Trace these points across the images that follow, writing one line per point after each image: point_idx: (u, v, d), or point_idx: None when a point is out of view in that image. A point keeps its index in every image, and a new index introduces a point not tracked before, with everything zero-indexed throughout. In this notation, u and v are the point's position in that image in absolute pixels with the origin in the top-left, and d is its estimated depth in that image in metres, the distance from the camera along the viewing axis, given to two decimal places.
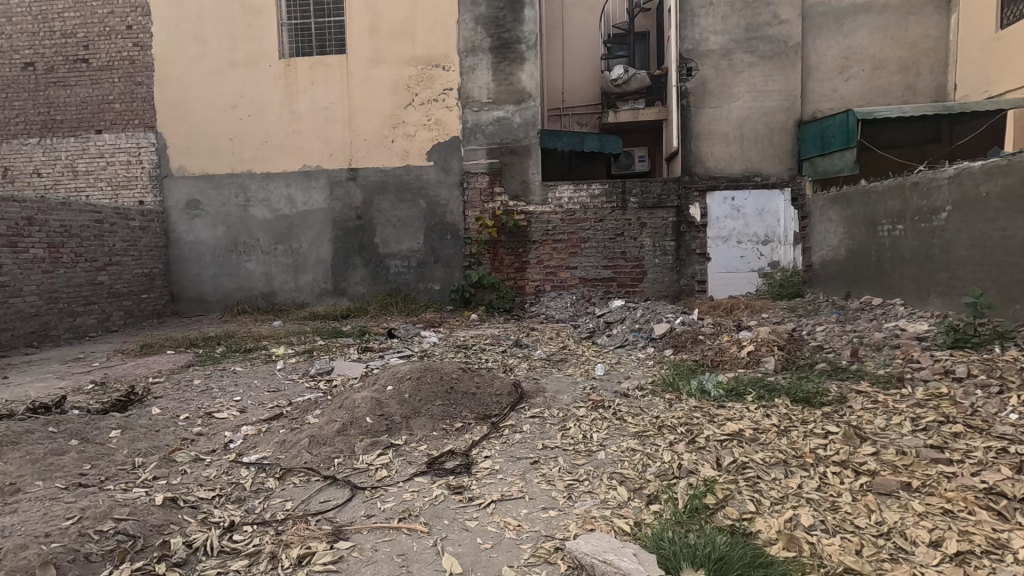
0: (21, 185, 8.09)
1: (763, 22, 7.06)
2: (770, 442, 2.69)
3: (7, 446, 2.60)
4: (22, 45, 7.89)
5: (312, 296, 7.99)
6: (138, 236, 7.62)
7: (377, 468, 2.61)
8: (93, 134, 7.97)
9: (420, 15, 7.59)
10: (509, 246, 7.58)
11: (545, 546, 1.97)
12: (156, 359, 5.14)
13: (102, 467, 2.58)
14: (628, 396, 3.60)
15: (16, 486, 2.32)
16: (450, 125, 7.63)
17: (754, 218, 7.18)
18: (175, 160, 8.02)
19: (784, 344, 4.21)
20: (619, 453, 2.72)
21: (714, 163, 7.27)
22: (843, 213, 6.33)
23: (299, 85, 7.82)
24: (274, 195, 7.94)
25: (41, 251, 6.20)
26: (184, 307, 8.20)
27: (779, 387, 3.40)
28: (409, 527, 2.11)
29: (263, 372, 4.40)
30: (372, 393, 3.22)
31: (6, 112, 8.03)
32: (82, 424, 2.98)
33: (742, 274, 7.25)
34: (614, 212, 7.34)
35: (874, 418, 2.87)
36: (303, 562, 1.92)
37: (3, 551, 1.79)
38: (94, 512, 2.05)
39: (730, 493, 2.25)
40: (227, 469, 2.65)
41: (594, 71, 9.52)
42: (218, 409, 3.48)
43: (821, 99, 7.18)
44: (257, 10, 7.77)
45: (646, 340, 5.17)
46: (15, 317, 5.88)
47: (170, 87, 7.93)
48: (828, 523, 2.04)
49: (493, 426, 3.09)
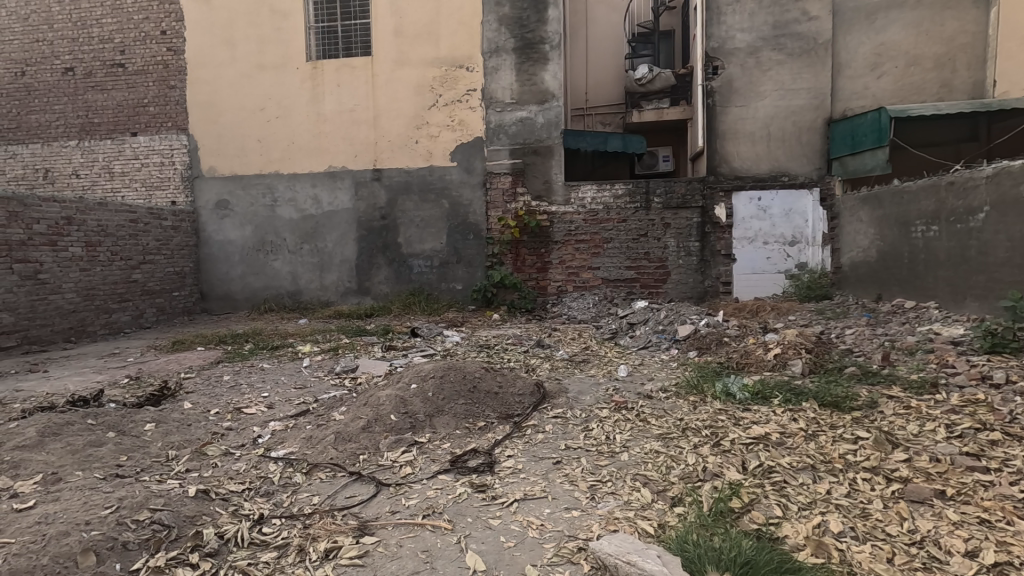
0: (61, 186, 8.39)
1: (791, 19, 6.94)
2: (797, 447, 2.64)
3: (48, 438, 2.69)
4: (62, 51, 8.19)
5: (337, 295, 8.11)
6: (170, 235, 7.83)
7: (401, 465, 2.65)
8: (128, 136, 8.24)
9: (445, 15, 7.64)
10: (531, 246, 7.58)
11: (568, 546, 1.96)
12: (187, 355, 5.28)
13: (137, 459, 2.66)
14: (651, 397, 3.59)
15: (58, 475, 2.40)
16: (473, 125, 7.67)
17: (781, 218, 7.06)
18: (205, 161, 8.23)
19: (812, 347, 4.12)
20: (643, 454, 2.71)
21: (740, 162, 7.17)
22: (874, 213, 6.18)
23: (325, 86, 7.94)
24: (301, 196, 8.08)
25: (79, 250, 6.42)
26: (213, 305, 8.40)
27: (807, 390, 3.35)
28: (433, 524, 2.13)
29: (290, 369, 4.49)
30: (396, 391, 3.25)
31: (46, 115, 8.33)
32: (119, 417, 3.08)
33: (768, 275, 7.12)
34: (637, 212, 7.30)
35: (907, 424, 2.80)
36: (330, 555, 1.96)
37: (48, 537, 1.87)
38: (131, 502, 2.12)
39: (756, 497, 2.23)
40: (257, 463, 2.72)
41: (618, 70, 9.46)
42: (246, 405, 3.56)
43: (852, 97, 7.01)
44: (286, 14, 7.92)
45: (669, 342, 5.13)
46: (54, 314, 6.11)
47: (202, 90, 8.13)
48: (859, 530, 2.00)
49: (516, 425, 3.11)
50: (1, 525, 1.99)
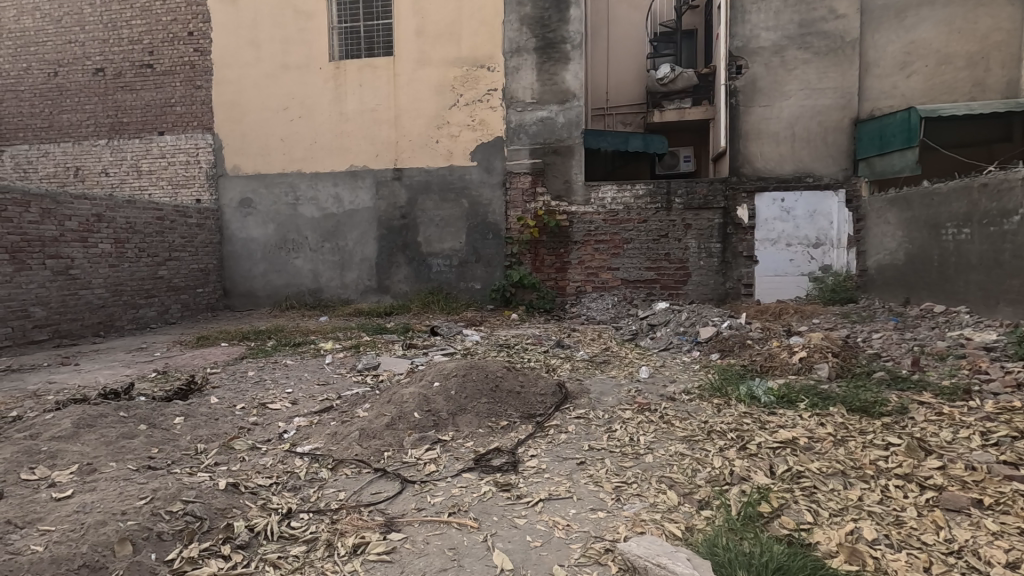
0: (91, 184, 8.59)
1: (817, 17, 6.83)
2: (827, 452, 2.60)
3: (83, 429, 2.75)
4: (94, 52, 8.40)
5: (357, 293, 8.18)
6: (195, 233, 7.97)
7: (425, 462, 2.67)
8: (156, 136, 8.40)
9: (467, 15, 7.66)
10: (550, 246, 7.58)
11: (595, 547, 1.95)
12: (212, 351, 5.38)
13: (168, 451, 2.72)
14: (674, 399, 3.55)
15: (93, 466, 2.46)
16: (494, 125, 7.69)
17: (804, 220, 6.96)
18: (230, 160, 8.35)
19: (838, 351, 4.05)
20: (667, 456, 2.69)
21: (764, 163, 7.06)
22: (902, 215, 6.07)
23: (347, 86, 8.02)
24: (322, 195, 8.17)
25: (108, 246, 6.56)
26: (236, 301, 8.53)
27: (834, 395, 3.30)
28: (459, 522, 2.13)
29: (313, 366, 4.54)
30: (419, 389, 3.26)
31: (77, 115, 8.55)
32: (149, 410, 3.15)
33: (791, 278, 7.02)
34: (658, 212, 7.24)
35: (939, 431, 2.74)
36: (358, 551, 1.98)
37: (86, 526, 1.91)
38: (165, 493, 2.16)
39: (786, 502, 2.19)
40: (283, 458, 2.75)
41: (639, 68, 9.39)
42: (271, 400, 3.61)
43: (880, 97, 6.86)
44: (310, 15, 8.02)
45: (691, 344, 5.06)
46: (84, 308, 6.26)
47: (227, 90, 8.26)
48: (893, 538, 1.95)
49: (539, 426, 3.10)
50: (41, 512, 2.03)
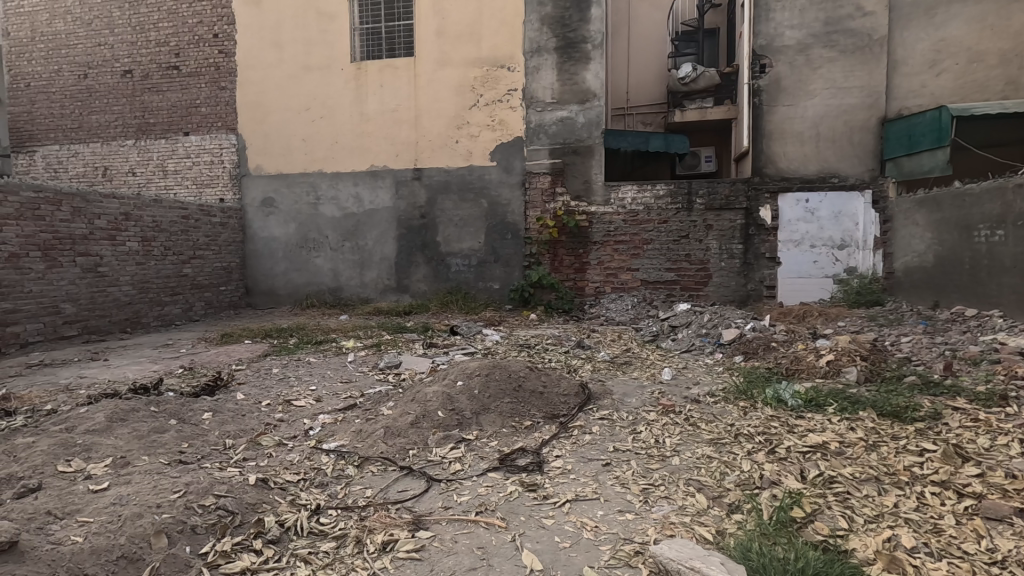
0: (118, 183, 8.77)
1: (844, 15, 6.72)
2: (859, 457, 2.55)
3: (116, 423, 2.80)
4: (122, 54, 8.58)
5: (376, 292, 8.24)
6: (219, 232, 8.10)
7: (450, 461, 2.67)
8: (181, 136, 8.55)
9: (487, 15, 7.68)
10: (570, 246, 7.56)
11: (624, 549, 1.94)
12: (236, 348, 5.44)
13: (197, 446, 2.75)
14: (699, 402, 3.50)
15: (126, 459, 2.50)
16: (514, 125, 7.68)
17: (829, 221, 6.83)
18: (252, 160, 8.46)
19: (867, 355, 3.98)
20: (694, 459, 2.65)
21: (787, 163, 6.95)
22: (931, 216, 5.96)
23: (368, 86, 8.08)
24: (343, 194, 8.25)
25: (136, 244, 6.69)
26: (258, 299, 8.65)
27: (864, 399, 3.23)
28: (487, 521, 2.13)
29: (336, 364, 4.58)
30: (442, 388, 3.27)
31: (105, 116, 8.73)
32: (178, 405, 3.20)
33: (815, 280, 6.90)
34: (679, 213, 7.17)
35: (976, 438, 2.67)
36: (388, 548, 1.98)
37: (123, 518, 1.94)
38: (197, 487, 2.20)
39: (819, 508, 2.15)
40: (310, 455, 2.77)
41: (660, 68, 9.32)
42: (296, 397, 3.65)
43: (908, 96, 6.70)
44: (332, 16, 8.09)
45: (714, 346, 5.00)
46: (112, 305, 6.39)
47: (250, 91, 8.37)
48: (933, 546, 1.91)
49: (563, 426, 3.09)
50: (79, 504, 2.07)
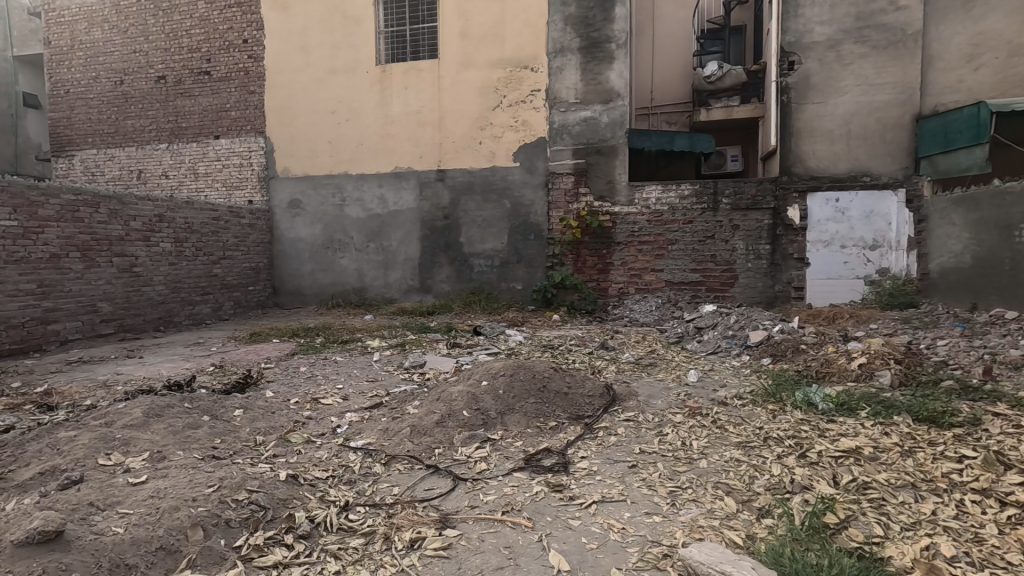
0: (152, 186, 9.03)
1: (876, 10, 6.55)
2: (894, 463, 2.48)
3: (152, 419, 2.89)
4: (156, 60, 8.82)
5: (400, 292, 8.32)
6: (247, 233, 8.27)
7: (476, 460, 2.68)
8: (212, 139, 8.77)
9: (510, 17, 7.69)
10: (593, 247, 7.52)
11: (652, 552, 1.92)
12: (264, 347, 5.56)
13: (230, 442, 2.82)
14: (726, 404, 3.45)
15: (162, 454, 2.58)
16: (538, 126, 7.68)
17: (860, 221, 6.67)
18: (280, 162, 8.62)
19: (901, 358, 3.88)
20: (722, 462, 2.62)
21: (816, 161, 6.81)
22: (969, 216, 5.87)
23: (393, 89, 8.17)
24: (368, 196, 8.35)
25: (168, 245, 6.88)
26: (285, 299, 8.81)
27: (899, 404, 3.15)
28: (513, 521, 2.13)
29: (362, 363, 4.64)
30: (467, 387, 3.29)
31: (140, 121, 8.99)
32: (211, 401, 3.28)
33: (845, 281, 6.73)
34: (704, 213, 7.08)
35: (1020, 444, 2.57)
36: (415, 545, 2.00)
37: (161, 510, 2.00)
38: (230, 482, 2.25)
39: (853, 514, 2.10)
40: (337, 452, 2.81)
41: (685, 66, 9.22)
42: (323, 396, 3.70)
43: (944, 92, 6.45)
44: (357, 20, 8.20)
45: (740, 348, 4.92)
46: (146, 304, 6.58)
47: (278, 94, 8.53)
48: (974, 556, 1.85)
49: (587, 426, 3.09)
50: (119, 496, 2.14)
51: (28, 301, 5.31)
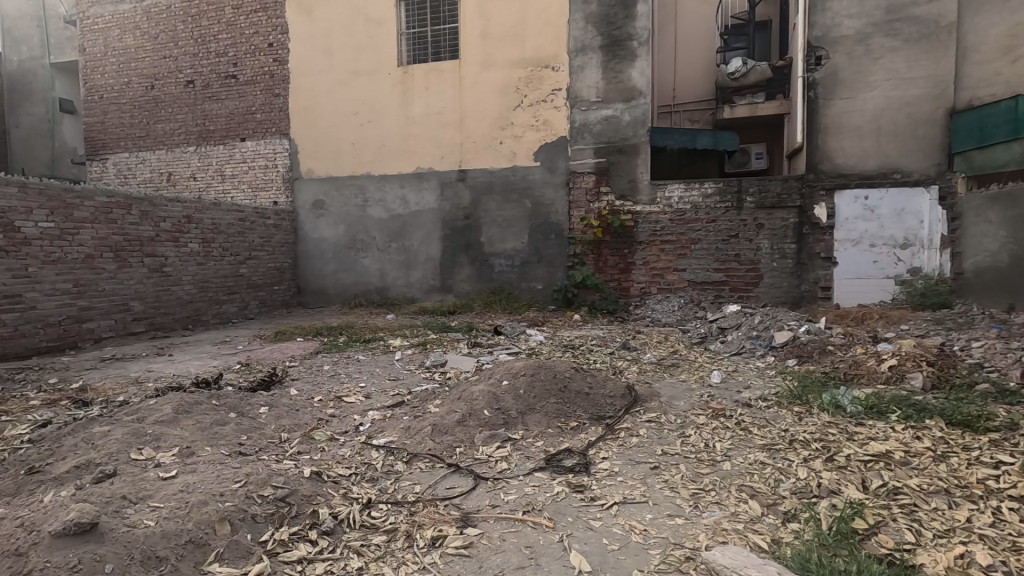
0: (181, 188, 9.25)
1: (908, 2, 6.36)
2: (926, 468, 2.41)
3: (181, 415, 2.96)
4: (185, 65, 9.03)
5: (421, 291, 8.38)
6: (273, 233, 8.42)
7: (496, 459, 2.69)
8: (238, 142, 8.95)
9: (532, 16, 7.69)
10: (614, 246, 7.47)
11: (674, 554, 1.90)
12: (289, 345, 5.65)
13: (255, 439, 2.88)
14: (750, 406, 3.40)
15: (191, 449, 2.65)
16: (558, 125, 7.66)
17: (891, 219, 6.48)
18: (304, 164, 8.76)
19: (934, 360, 3.77)
20: (747, 464, 2.58)
21: (844, 158, 6.66)
22: (1005, 213, 5.72)
23: (414, 90, 8.23)
24: (390, 196, 8.42)
25: (197, 245, 7.05)
26: (309, 298, 8.95)
27: (931, 407, 3.06)
28: (534, 521, 2.13)
29: (384, 362, 4.69)
30: (488, 386, 3.30)
31: (169, 124, 9.22)
32: (237, 399, 3.34)
33: (874, 281, 6.56)
34: (728, 211, 6.98)
35: None
36: (436, 544, 2.01)
37: (190, 504, 2.05)
38: (257, 478, 2.29)
39: (882, 520, 2.05)
40: (360, 450, 2.84)
41: (708, 63, 9.10)
42: (346, 394, 3.75)
43: (979, 86, 6.15)
44: (380, 22, 8.28)
45: (765, 349, 4.83)
46: (175, 303, 6.75)
47: (302, 97, 8.66)
48: (1012, 565, 1.78)
49: (609, 427, 3.07)
50: (151, 490, 2.19)
51: (64, 300, 5.49)
